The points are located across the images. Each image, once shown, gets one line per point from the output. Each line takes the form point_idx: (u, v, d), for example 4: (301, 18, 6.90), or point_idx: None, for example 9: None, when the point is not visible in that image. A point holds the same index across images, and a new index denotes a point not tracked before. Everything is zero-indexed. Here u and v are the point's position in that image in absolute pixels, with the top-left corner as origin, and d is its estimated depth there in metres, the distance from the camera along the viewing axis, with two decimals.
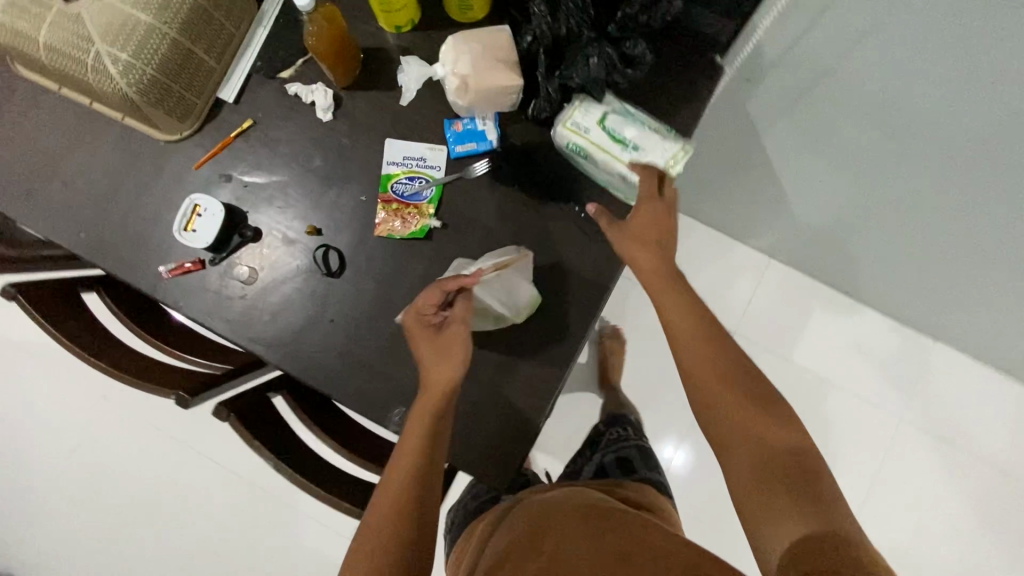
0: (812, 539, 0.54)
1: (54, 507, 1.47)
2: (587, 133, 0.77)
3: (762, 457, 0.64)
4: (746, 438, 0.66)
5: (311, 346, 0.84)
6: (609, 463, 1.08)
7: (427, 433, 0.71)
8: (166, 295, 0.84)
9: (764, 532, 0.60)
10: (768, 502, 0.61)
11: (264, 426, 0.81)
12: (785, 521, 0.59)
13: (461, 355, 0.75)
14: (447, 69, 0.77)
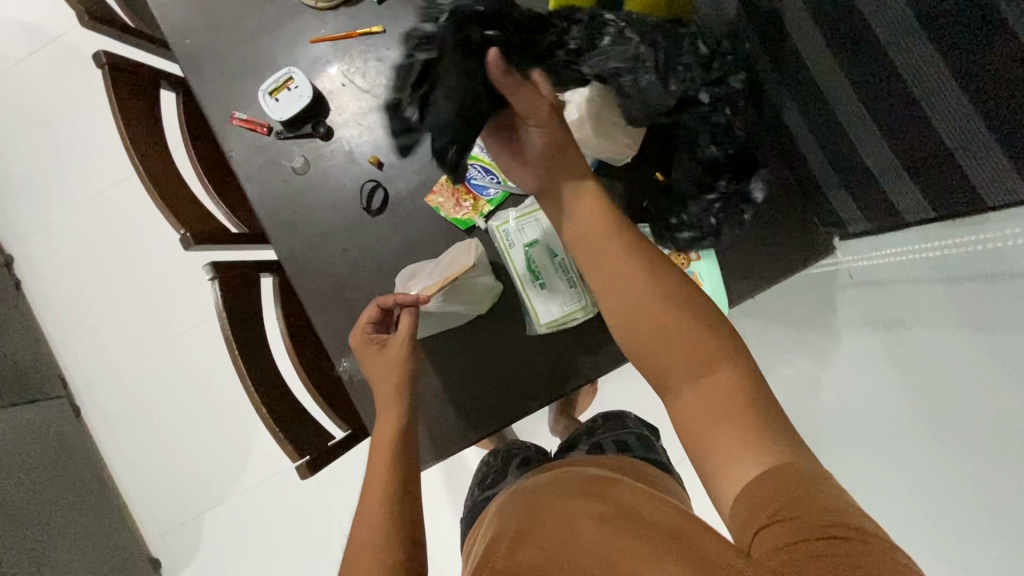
0: (787, 490, 0.46)
1: (81, 223, 1.63)
2: (510, 247, 0.76)
3: (711, 404, 0.54)
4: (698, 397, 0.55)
5: (314, 259, 0.85)
6: (606, 442, 0.93)
7: (396, 457, 0.66)
8: (225, 137, 0.86)
9: (726, 473, 0.51)
10: (721, 432, 0.53)
11: (240, 302, 0.84)
12: (739, 454, 0.51)
13: (404, 369, 0.71)
14: (577, 101, 0.75)
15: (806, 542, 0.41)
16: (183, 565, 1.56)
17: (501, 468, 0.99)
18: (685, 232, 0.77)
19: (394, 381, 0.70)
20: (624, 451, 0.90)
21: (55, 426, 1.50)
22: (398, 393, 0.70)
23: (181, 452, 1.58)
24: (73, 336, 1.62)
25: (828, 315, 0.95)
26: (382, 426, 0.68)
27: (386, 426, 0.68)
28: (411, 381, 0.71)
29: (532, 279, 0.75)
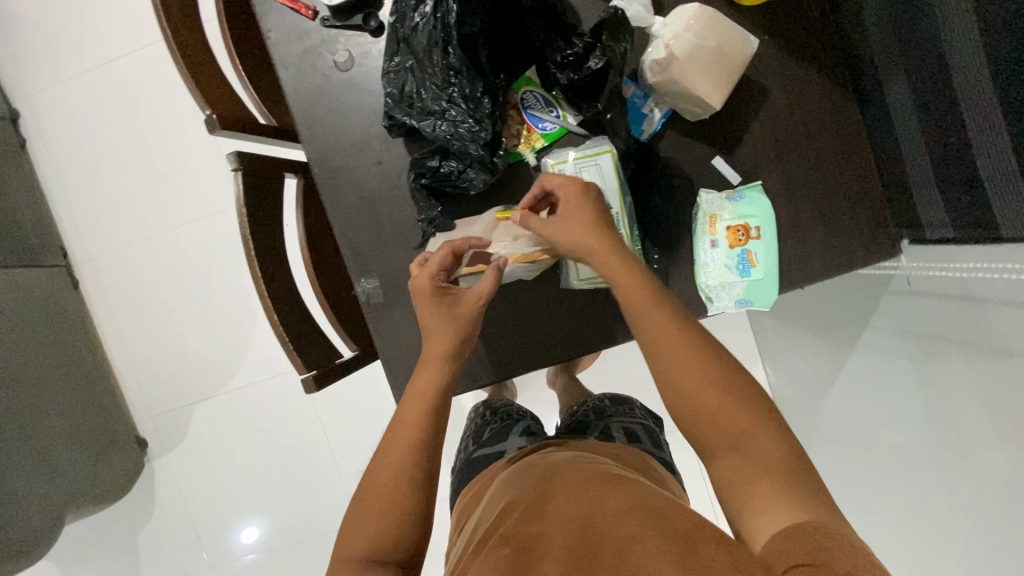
0: (803, 532, 0.48)
1: (94, 88, 1.54)
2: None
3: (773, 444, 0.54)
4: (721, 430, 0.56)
5: (345, 166, 0.78)
6: (616, 428, 0.96)
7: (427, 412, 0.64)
8: (265, 14, 0.77)
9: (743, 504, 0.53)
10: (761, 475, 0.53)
11: (263, 200, 0.78)
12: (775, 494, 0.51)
13: (468, 330, 0.67)
14: (665, 36, 0.65)
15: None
16: (171, 448, 1.60)
17: (501, 429, 1.00)
18: (750, 206, 0.72)
19: (448, 341, 0.66)
20: (633, 441, 0.93)
21: (57, 292, 1.47)
22: (450, 352, 0.66)
23: (178, 342, 1.58)
24: (78, 205, 1.57)
25: (861, 318, 0.91)
26: (422, 383, 0.66)
27: (425, 379, 0.66)
28: (463, 350, 0.67)
29: None
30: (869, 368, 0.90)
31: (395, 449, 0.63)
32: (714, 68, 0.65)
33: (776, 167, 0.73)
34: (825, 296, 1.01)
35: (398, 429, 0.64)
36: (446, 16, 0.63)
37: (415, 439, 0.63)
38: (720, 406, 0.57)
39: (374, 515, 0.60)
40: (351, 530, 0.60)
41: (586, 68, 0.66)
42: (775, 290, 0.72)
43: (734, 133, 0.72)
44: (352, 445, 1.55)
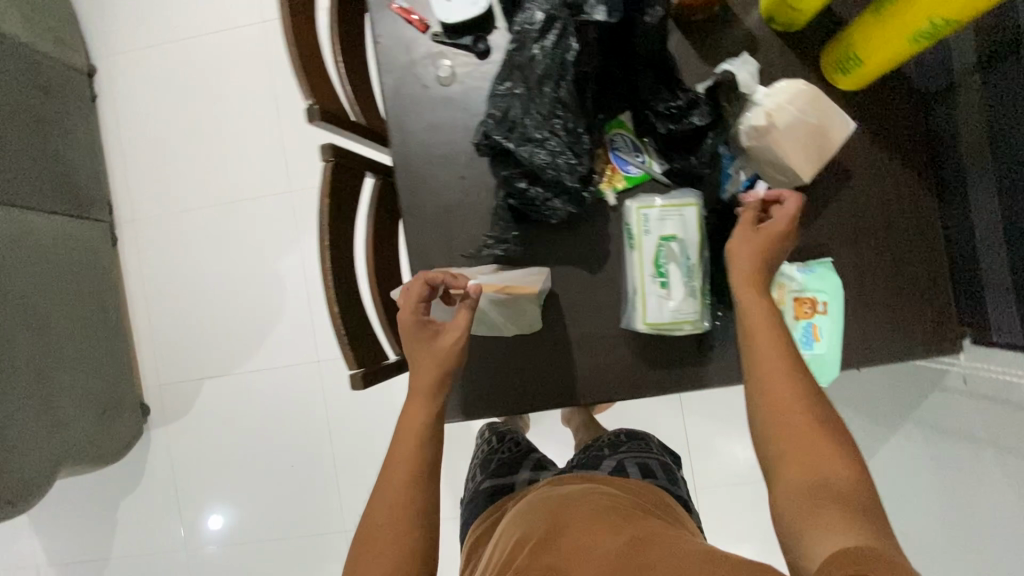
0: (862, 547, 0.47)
1: (170, 60, 1.58)
2: (645, 234, 0.69)
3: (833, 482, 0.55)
4: (805, 460, 0.57)
5: (431, 176, 0.80)
6: (629, 464, 0.95)
7: (424, 442, 0.66)
8: (379, 20, 0.80)
9: (810, 534, 0.54)
10: (822, 504, 0.54)
11: (344, 195, 0.80)
12: (832, 518, 0.53)
13: (451, 360, 0.69)
14: (767, 105, 0.67)
15: None
16: (173, 421, 1.58)
17: (511, 460, 0.99)
18: (821, 280, 0.72)
19: (434, 372, 0.68)
20: (648, 475, 0.92)
21: (96, 246, 1.49)
22: (435, 381, 0.68)
23: (202, 317, 1.58)
24: (132, 166, 1.59)
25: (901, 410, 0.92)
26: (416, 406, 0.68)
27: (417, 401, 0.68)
28: (449, 376, 0.69)
29: (655, 274, 0.68)
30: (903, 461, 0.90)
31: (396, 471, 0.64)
32: (809, 144, 0.67)
33: (850, 247, 0.74)
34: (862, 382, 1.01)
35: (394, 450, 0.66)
36: (564, 53, 0.64)
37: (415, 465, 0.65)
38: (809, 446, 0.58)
39: (381, 554, 0.60)
40: (362, 556, 0.61)
41: (686, 123, 0.68)
42: (837, 368, 0.72)
43: (815, 207, 0.74)
44: (355, 447, 1.55)
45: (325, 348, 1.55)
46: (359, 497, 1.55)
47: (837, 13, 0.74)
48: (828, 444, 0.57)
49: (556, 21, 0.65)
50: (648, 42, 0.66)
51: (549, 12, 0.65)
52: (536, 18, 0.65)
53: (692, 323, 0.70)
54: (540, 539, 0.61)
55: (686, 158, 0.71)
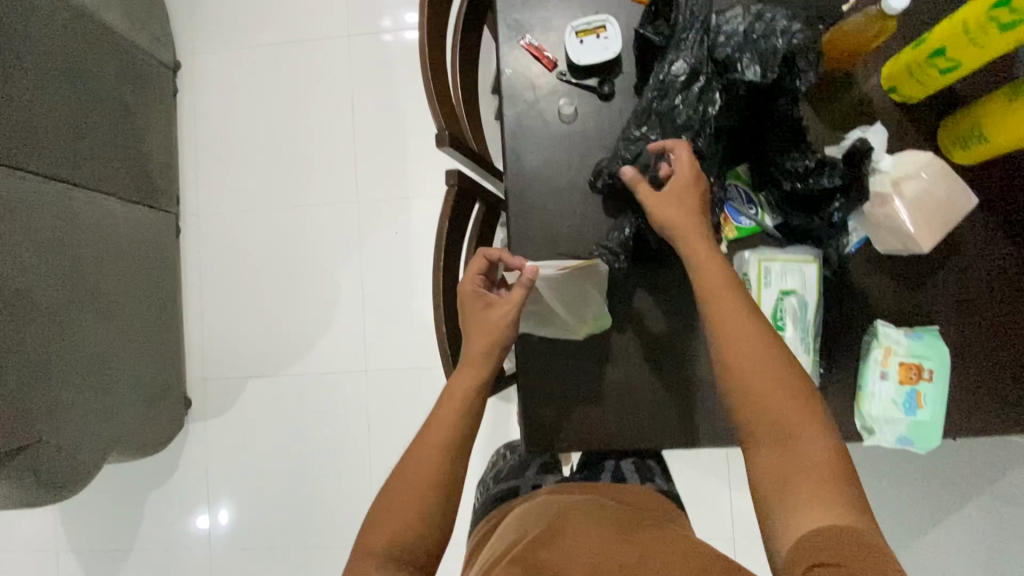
0: (841, 537, 0.52)
1: (252, 64, 1.62)
2: (765, 286, 0.71)
3: (808, 458, 0.60)
4: (783, 445, 0.61)
5: (543, 209, 0.82)
6: (626, 468, 0.96)
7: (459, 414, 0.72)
8: (508, 55, 0.83)
9: (791, 515, 0.57)
10: (817, 493, 0.57)
11: (457, 218, 0.82)
12: (820, 513, 0.56)
13: (500, 329, 0.75)
14: (893, 174, 0.69)
15: None
16: (212, 417, 1.58)
17: (517, 466, 1.00)
18: (927, 348, 0.73)
19: (483, 341, 0.75)
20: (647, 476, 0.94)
21: (161, 237, 1.51)
22: (481, 352, 0.75)
23: (254, 316, 1.59)
24: (202, 162, 1.62)
25: None
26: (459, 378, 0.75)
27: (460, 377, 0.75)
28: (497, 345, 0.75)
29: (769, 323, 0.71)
30: None
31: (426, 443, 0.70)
32: (930, 215, 0.69)
33: (955, 317, 0.76)
34: None
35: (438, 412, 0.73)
36: (706, 107, 0.70)
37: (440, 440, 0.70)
38: (789, 423, 0.62)
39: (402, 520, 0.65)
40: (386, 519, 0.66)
41: (816, 183, 0.70)
42: (939, 435, 0.73)
43: (922, 275, 0.76)
44: (393, 462, 1.53)
45: (373, 359, 1.55)
46: None
47: (959, 92, 0.76)
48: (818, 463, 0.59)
49: (702, 75, 0.70)
50: (789, 104, 0.68)
51: (694, 64, 0.70)
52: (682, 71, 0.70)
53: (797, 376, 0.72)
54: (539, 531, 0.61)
55: (807, 218, 0.73)
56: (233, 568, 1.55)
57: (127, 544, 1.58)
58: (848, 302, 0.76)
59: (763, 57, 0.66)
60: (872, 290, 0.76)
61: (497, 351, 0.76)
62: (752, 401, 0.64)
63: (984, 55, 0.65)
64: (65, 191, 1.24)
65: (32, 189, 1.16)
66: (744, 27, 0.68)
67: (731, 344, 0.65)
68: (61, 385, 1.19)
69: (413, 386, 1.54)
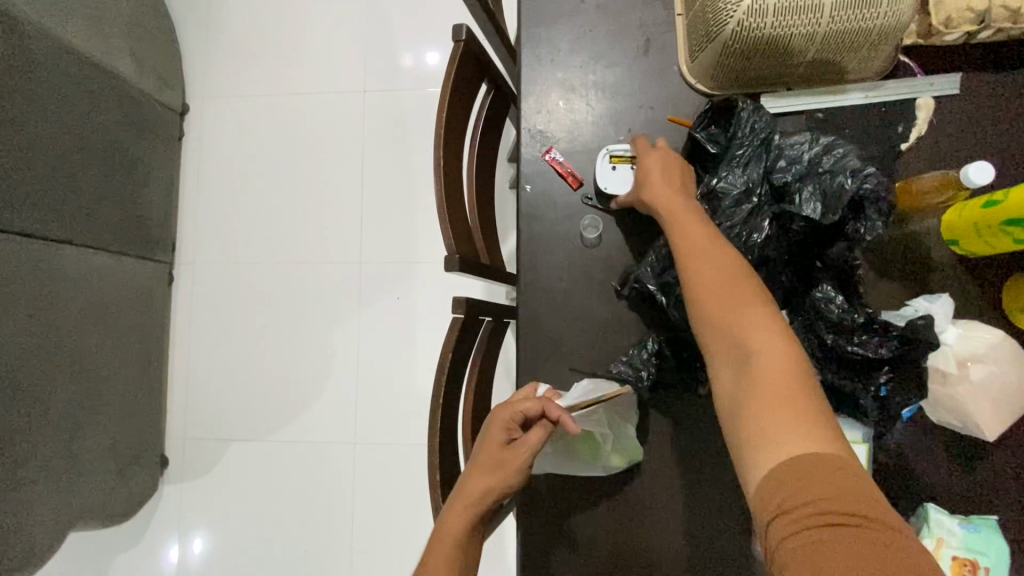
0: (802, 472, 0.46)
1: (261, 111, 1.56)
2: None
3: (779, 382, 0.51)
4: (750, 380, 0.52)
5: (558, 339, 0.76)
6: None
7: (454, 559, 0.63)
8: (530, 169, 0.77)
9: (761, 446, 0.49)
10: (778, 411, 0.49)
11: (462, 343, 0.75)
12: (782, 424, 0.49)
13: (517, 470, 0.66)
14: (959, 351, 0.61)
15: (808, 549, 0.42)
16: (189, 479, 1.49)
17: None
18: (985, 542, 0.64)
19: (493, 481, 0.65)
20: None
21: (152, 288, 1.44)
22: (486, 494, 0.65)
23: (242, 375, 1.51)
24: (201, 209, 1.55)
25: None
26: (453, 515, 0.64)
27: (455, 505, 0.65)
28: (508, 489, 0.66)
29: None
30: None
31: None
32: (1001, 401, 0.60)
33: (1014, 505, 0.67)
34: None
35: (433, 549, 0.63)
36: (751, 237, 0.63)
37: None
38: (780, 405, 0.49)
39: None
40: None
41: (865, 348, 0.62)
42: None
43: (974, 451, 0.68)
44: (377, 543, 1.44)
45: (363, 430, 1.47)
46: None
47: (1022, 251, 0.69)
48: (817, 434, 0.47)
49: (754, 199, 0.64)
50: (846, 250, 0.62)
51: (748, 184, 0.65)
52: (733, 194, 0.65)
53: None
54: None
55: (852, 383, 0.63)
56: None
57: None
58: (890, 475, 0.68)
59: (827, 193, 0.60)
60: (918, 463, 0.68)
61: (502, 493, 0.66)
62: (724, 350, 0.55)
63: None
64: (52, 249, 1.18)
65: (13, 249, 1.09)
66: (809, 158, 0.64)
67: (729, 334, 0.54)
68: (25, 454, 1.11)
69: (404, 463, 1.45)
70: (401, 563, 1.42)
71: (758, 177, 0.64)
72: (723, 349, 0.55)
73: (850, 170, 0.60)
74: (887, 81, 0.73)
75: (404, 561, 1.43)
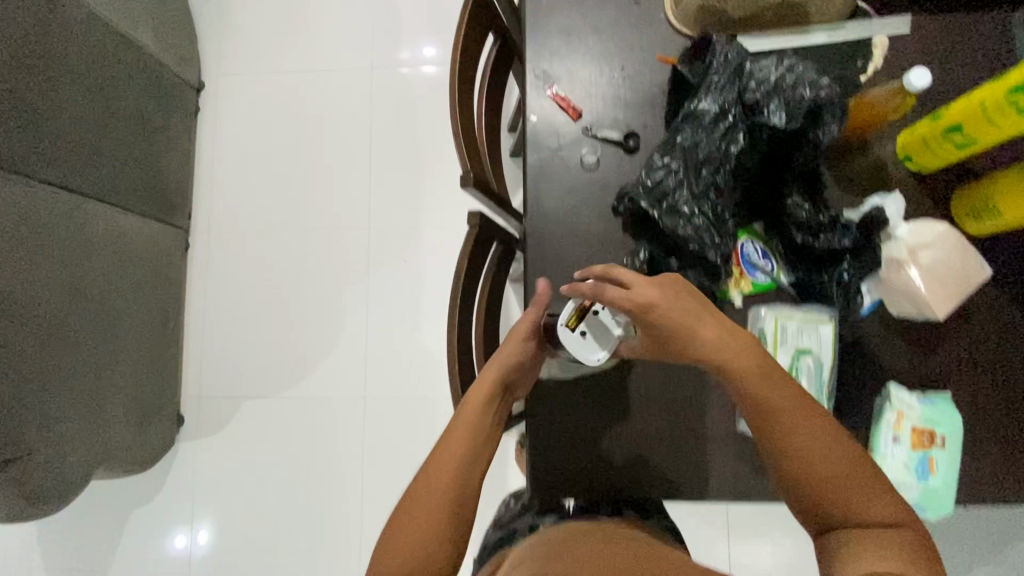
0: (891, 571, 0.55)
1: (274, 87, 1.64)
2: (781, 344, 0.71)
3: (864, 507, 0.60)
4: (838, 497, 0.60)
5: (563, 253, 0.83)
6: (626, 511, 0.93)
7: (474, 429, 0.72)
8: (536, 103, 0.86)
9: (852, 551, 0.58)
10: (867, 536, 0.59)
11: (476, 256, 0.83)
12: (876, 546, 0.58)
13: (524, 350, 0.77)
14: (909, 240, 0.70)
15: None
16: (204, 435, 1.55)
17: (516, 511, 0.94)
18: (940, 413, 0.73)
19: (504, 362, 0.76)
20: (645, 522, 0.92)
21: (169, 251, 1.51)
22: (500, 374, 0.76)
23: (255, 336, 1.58)
24: (215, 179, 1.63)
25: None
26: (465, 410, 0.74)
27: (475, 395, 0.74)
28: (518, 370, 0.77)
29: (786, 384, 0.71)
30: None
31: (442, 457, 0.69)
32: (945, 281, 0.70)
33: (963, 385, 0.76)
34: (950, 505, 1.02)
35: (455, 420, 0.72)
36: (729, 149, 0.70)
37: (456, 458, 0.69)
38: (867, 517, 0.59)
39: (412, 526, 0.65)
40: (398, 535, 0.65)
41: (831, 240, 0.72)
42: (950, 504, 0.73)
43: (930, 339, 0.77)
44: (386, 493, 1.50)
45: (372, 387, 1.54)
46: None
47: (970, 165, 0.79)
48: (899, 556, 0.56)
49: (729, 117, 0.71)
50: (809, 157, 0.71)
51: (723, 105, 0.71)
52: (710, 112, 0.71)
53: None
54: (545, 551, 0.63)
55: (820, 274, 0.74)
56: None
57: (104, 565, 1.53)
58: (858, 360, 0.77)
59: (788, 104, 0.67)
60: (882, 350, 0.77)
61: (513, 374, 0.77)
62: (793, 445, 0.62)
63: (997, 134, 0.67)
64: (80, 203, 1.25)
65: (46, 202, 1.17)
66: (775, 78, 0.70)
67: (807, 449, 0.61)
68: (55, 395, 1.18)
69: (412, 416, 1.52)
70: None
71: (732, 97, 0.71)
72: (794, 447, 0.62)
73: (808, 81, 0.67)
74: (849, 22, 0.83)
75: None
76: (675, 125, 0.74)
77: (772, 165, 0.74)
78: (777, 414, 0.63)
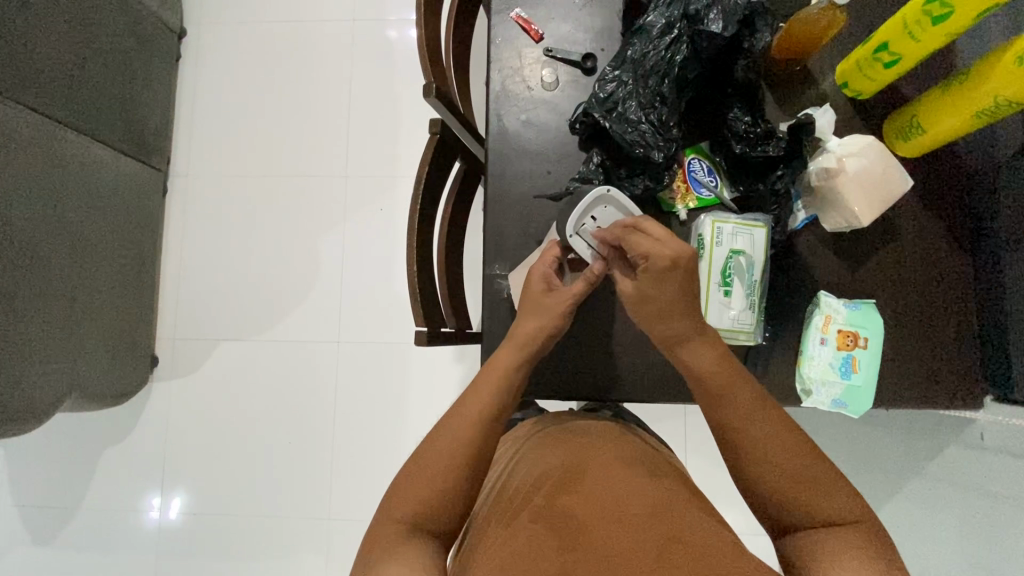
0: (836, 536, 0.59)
1: (257, 37, 1.66)
2: (717, 245, 0.77)
3: (815, 481, 0.62)
4: (791, 474, 0.62)
5: (519, 168, 0.87)
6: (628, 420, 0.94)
7: (501, 387, 0.71)
8: (499, 24, 0.89)
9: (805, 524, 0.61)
10: (820, 501, 0.61)
11: (435, 168, 0.87)
12: (829, 512, 0.61)
13: (558, 312, 0.75)
14: (838, 152, 0.76)
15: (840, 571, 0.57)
16: (177, 376, 1.57)
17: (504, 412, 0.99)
18: (863, 317, 0.78)
19: (541, 324, 0.75)
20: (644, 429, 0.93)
21: (147, 192, 1.54)
22: (530, 336, 0.75)
23: (231, 279, 1.60)
24: (196, 126, 1.64)
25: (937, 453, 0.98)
26: (502, 357, 0.74)
27: (503, 358, 0.74)
28: (551, 333, 0.76)
29: (720, 283, 0.77)
30: (945, 498, 0.98)
31: (463, 413, 0.69)
32: (874, 191, 0.75)
33: (890, 296, 0.81)
34: (897, 430, 1.07)
35: (478, 382, 0.72)
36: (674, 57, 0.75)
37: (480, 415, 0.69)
38: (820, 490, 0.61)
39: (428, 476, 0.66)
40: (415, 481, 0.66)
41: (767, 150, 0.77)
42: (870, 401, 0.78)
43: (862, 253, 0.81)
44: (357, 434, 1.53)
45: (345, 331, 1.57)
46: (349, 487, 1.51)
47: (904, 91, 0.84)
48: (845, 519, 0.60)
49: (676, 29, 0.75)
50: (746, 68, 0.76)
51: (669, 19, 0.75)
52: (659, 25, 0.76)
53: (735, 334, 0.78)
54: (561, 478, 0.64)
55: (762, 182, 0.80)
56: (182, 532, 1.53)
57: (74, 502, 1.55)
58: (792, 272, 0.82)
59: (727, 10, 0.72)
60: (818, 263, 0.82)
61: (549, 334, 0.76)
62: (757, 433, 0.64)
63: (920, 49, 0.72)
64: (57, 130, 1.27)
65: (27, 125, 1.19)
66: None
67: (761, 440, 0.63)
68: (27, 316, 1.20)
69: (383, 361, 1.56)
70: (380, 452, 1.52)
71: (678, 10, 0.75)
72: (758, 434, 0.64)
73: None
74: None
75: (383, 451, 1.53)
76: (626, 41, 0.79)
77: (716, 77, 0.79)
78: (741, 415, 0.65)
